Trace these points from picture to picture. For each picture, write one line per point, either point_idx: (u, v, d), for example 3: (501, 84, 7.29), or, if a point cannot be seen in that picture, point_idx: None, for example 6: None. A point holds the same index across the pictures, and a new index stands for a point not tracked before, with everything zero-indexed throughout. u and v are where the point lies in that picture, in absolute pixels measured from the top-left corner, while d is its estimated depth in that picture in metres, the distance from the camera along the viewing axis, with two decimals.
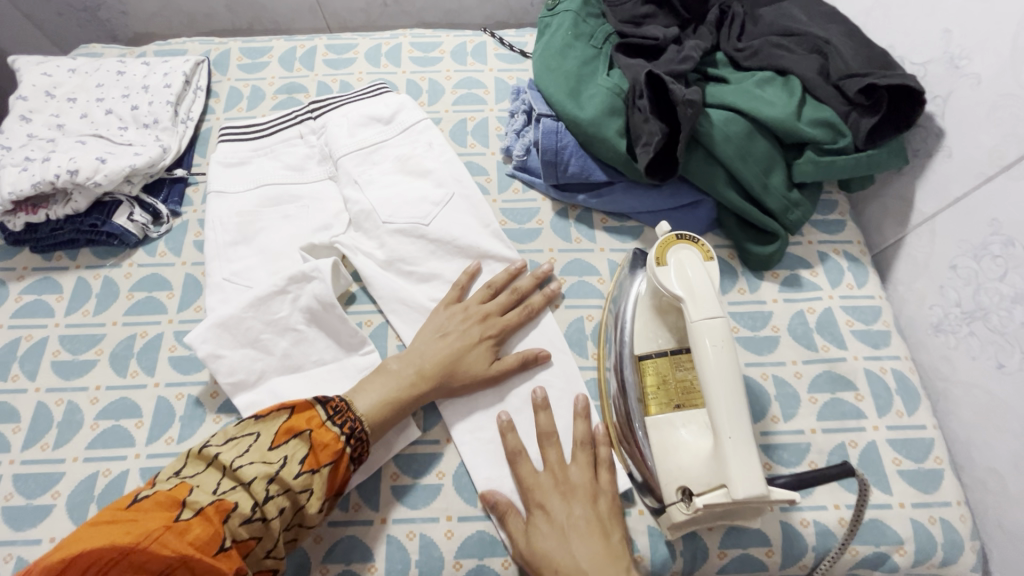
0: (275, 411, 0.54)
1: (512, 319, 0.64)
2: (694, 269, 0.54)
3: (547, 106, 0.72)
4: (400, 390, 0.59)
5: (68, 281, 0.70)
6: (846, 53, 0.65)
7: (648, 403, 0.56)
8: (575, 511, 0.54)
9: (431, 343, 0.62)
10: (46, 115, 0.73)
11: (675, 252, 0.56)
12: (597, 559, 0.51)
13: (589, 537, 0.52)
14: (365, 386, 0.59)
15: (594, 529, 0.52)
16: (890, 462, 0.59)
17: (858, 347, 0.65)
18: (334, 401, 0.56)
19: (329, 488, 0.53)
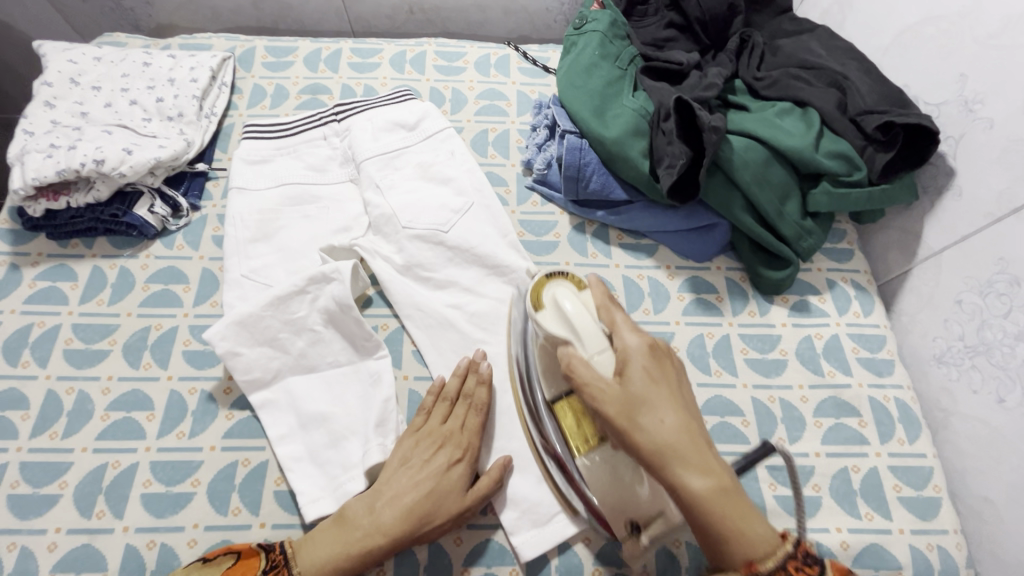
0: (222, 556, 0.52)
1: (473, 439, 0.59)
2: (572, 306, 0.52)
3: (571, 122, 0.74)
4: (362, 549, 0.52)
5: (83, 269, 0.70)
6: (863, 89, 0.67)
7: (572, 445, 0.56)
8: (660, 413, 0.45)
9: (400, 483, 0.55)
10: (70, 102, 0.72)
11: (548, 291, 0.55)
12: (720, 485, 0.43)
13: (705, 463, 0.44)
14: (316, 538, 0.53)
15: (697, 444, 0.45)
16: (890, 488, 0.61)
17: (862, 375, 0.67)
18: (276, 554, 0.53)
19: None
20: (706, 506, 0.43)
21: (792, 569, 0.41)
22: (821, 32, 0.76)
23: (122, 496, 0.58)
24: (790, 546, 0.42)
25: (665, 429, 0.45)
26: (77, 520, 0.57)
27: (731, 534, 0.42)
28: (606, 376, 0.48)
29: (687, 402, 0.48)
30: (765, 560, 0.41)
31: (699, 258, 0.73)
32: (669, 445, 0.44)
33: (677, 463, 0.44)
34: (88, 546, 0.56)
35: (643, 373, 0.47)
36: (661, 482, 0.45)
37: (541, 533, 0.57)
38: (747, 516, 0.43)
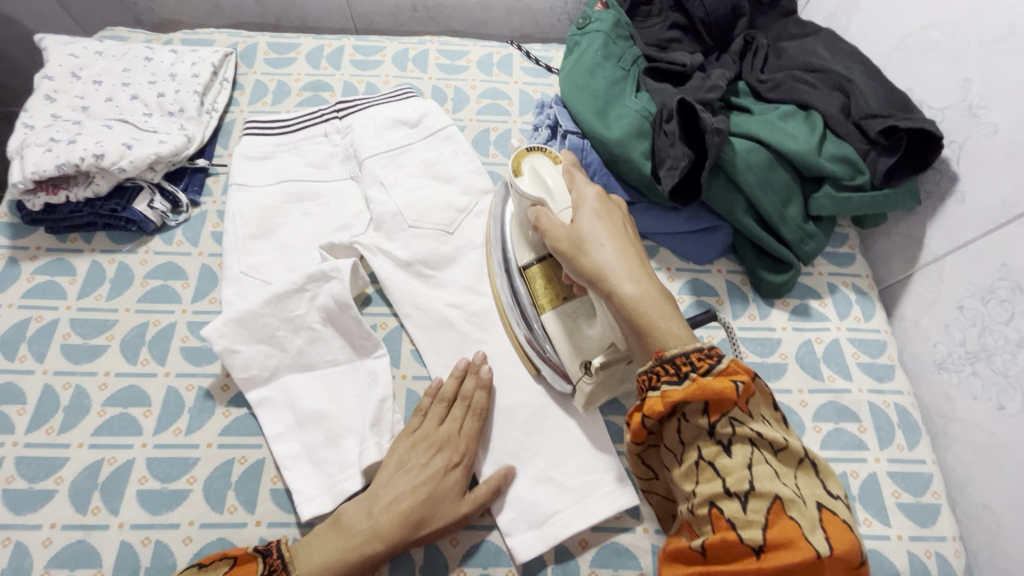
0: (218, 560, 0.50)
1: (470, 444, 0.59)
2: (549, 174, 0.58)
3: (573, 122, 0.73)
4: (359, 554, 0.51)
5: (82, 264, 0.70)
6: (867, 93, 0.67)
7: (539, 303, 0.62)
8: (601, 243, 0.52)
9: (397, 487, 0.55)
10: (71, 96, 0.72)
11: (528, 161, 0.60)
12: (648, 292, 0.49)
13: (637, 275, 0.50)
14: (316, 543, 0.52)
15: (632, 266, 0.50)
16: (889, 494, 0.61)
17: (862, 379, 0.67)
18: (276, 560, 0.51)
19: None
20: (636, 308, 0.48)
21: (693, 360, 0.44)
22: (825, 35, 0.76)
23: (118, 493, 0.58)
24: (698, 342, 0.46)
25: (608, 257, 0.51)
26: (72, 516, 0.56)
27: (650, 328, 0.47)
28: (562, 223, 0.55)
29: (629, 236, 0.53)
30: (670, 348, 0.46)
31: (698, 260, 0.73)
32: (608, 265, 0.50)
33: (613, 274, 0.50)
34: (83, 542, 0.55)
35: (591, 214, 0.54)
36: (601, 296, 0.51)
37: (538, 535, 0.57)
38: (667, 317, 0.48)
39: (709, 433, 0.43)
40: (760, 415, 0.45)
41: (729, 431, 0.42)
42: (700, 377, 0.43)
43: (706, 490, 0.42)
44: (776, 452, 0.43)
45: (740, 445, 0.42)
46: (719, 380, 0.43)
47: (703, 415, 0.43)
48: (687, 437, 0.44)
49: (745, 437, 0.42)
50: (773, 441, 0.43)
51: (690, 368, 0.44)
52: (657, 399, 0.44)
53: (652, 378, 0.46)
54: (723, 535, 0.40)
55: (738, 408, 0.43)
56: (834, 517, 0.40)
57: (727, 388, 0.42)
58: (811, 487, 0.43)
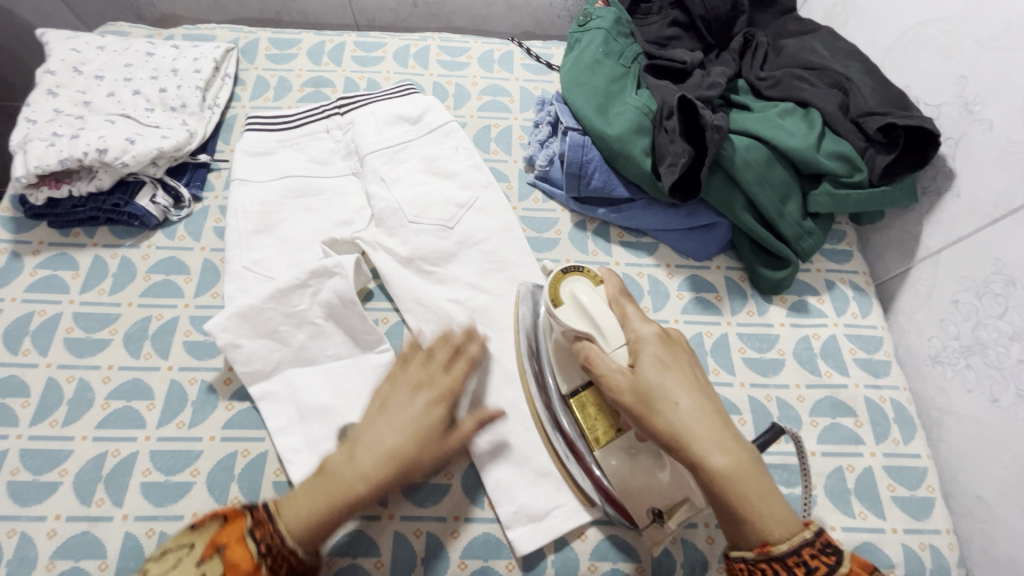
0: (207, 521, 0.48)
1: (456, 381, 0.57)
2: (594, 304, 0.54)
3: (574, 119, 0.74)
4: (345, 497, 0.50)
5: (85, 258, 0.70)
6: (865, 91, 0.68)
7: (594, 436, 0.56)
8: (674, 400, 0.48)
9: (379, 429, 0.53)
10: (73, 91, 0.72)
11: (567, 285, 0.56)
12: (741, 464, 0.46)
13: (724, 442, 0.47)
14: (298, 490, 0.51)
15: (718, 429, 0.47)
16: (884, 488, 0.62)
17: (859, 375, 0.67)
18: (262, 511, 0.49)
19: None
20: (728, 487, 0.45)
21: (809, 559, 0.43)
22: (824, 33, 0.76)
23: (122, 485, 0.58)
24: (811, 533, 0.44)
25: (688, 420, 0.47)
26: (77, 508, 0.57)
27: (744, 506, 0.45)
28: (620, 367, 0.51)
29: (697, 381, 0.51)
30: (780, 543, 0.44)
31: (698, 256, 0.73)
32: (687, 427, 0.47)
33: (699, 445, 0.46)
34: (87, 533, 0.56)
35: (656, 363, 0.50)
36: (682, 463, 0.48)
37: (538, 527, 0.58)
38: (766, 496, 0.45)
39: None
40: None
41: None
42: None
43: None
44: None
45: None
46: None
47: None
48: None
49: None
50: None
51: (795, 571, 0.43)
52: None
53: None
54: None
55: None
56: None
57: None
58: None
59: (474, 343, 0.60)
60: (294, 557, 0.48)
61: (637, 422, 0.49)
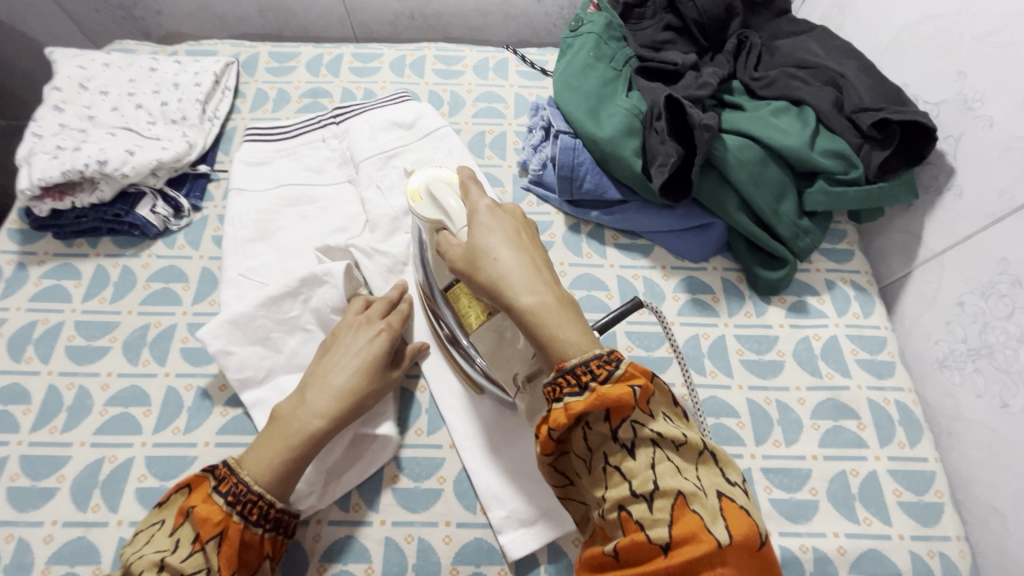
0: (174, 494, 0.52)
1: (394, 326, 0.63)
2: (448, 196, 0.53)
3: (566, 123, 0.74)
4: (302, 435, 0.55)
5: (87, 268, 0.72)
6: (861, 88, 0.67)
7: (468, 322, 0.58)
8: (495, 254, 0.47)
9: (328, 370, 0.59)
10: (78, 107, 0.75)
11: (424, 184, 0.56)
12: (546, 302, 0.45)
13: (535, 283, 0.46)
14: (256, 443, 0.55)
15: (529, 273, 0.46)
16: (890, 493, 0.60)
17: (862, 377, 0.66)
18: (221, 468, 0.53)
19: (230, 560, 0.48)
20: (537, 319, 0.44)
21: (593, 367, 0.42)
22: (820, 32, 0.75)
23: (117, 491, 0.59)
24: (599, 350, 0.43)
25: (507, 265, 0.46)
26: (73, 513, 0.58)
27: (546, 324, 0.44)
28: (460, 241, 0.50)
29: (530, 246, 0.49)
30: (569, 358, 0.43)
31: (692, 257, 0.72)
32: (505, 276, 0.46)
33: (512, 280, 0.46)
34: (82, 539, 0.56)
35: (484, 228, 0.49)
36: (502, 308, 0.47)
37: (530, 533, 0.57)
38: (565, 326, 0.44)
39: (613, 436, 0.41)
40: (661, 412, 0.43)
41: (630, 435, 0.40)
42: (600, 385, 0.41)
43: (615, 495, 0.39)
44: (677, 448, 0.41)
45: (643, 447, 0.40)
46: (618, 387, 0.40)
47: (605, 421, 0.41)
48: (593, 442, 0.42)
49: (647, 438, 0.40)
50: (674, 439, 0.40)
51: (582, 378, 0.41)
52: (560, 411, 0.42)
53: (555, 390, 0.42)
54: (634, 539, 0.38)
55: (639, 409, 0.41)
56: (735, 505, 0.39)
57: (625, 395, 0.40)
58: (714, 479, 0.41)
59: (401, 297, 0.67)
60: (264, 501, 0.51)
61: (469, 283, 0.49)
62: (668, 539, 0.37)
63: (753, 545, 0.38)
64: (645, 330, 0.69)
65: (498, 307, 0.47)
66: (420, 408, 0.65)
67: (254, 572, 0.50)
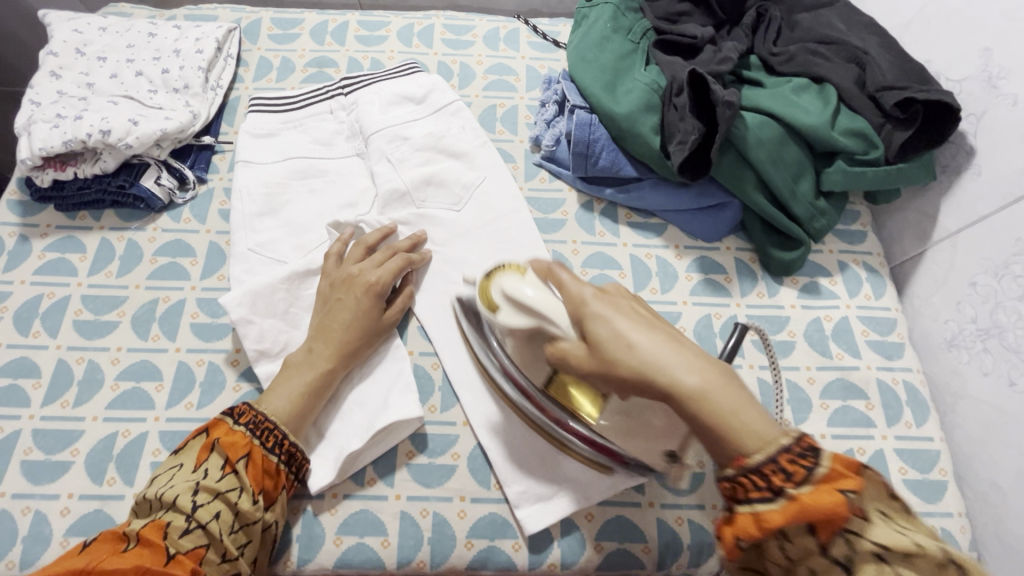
0: (192, 439, 0.55)
1: (392, 275, 0.64)
2: (523, 288, 0.51)
3: (581, 97, 0.72)
4: (316, 374, 0.59)
5: (92, 241, 0.70)
6: (883, 65, 0.66)
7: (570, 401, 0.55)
8: (629, 339, 0.42)
9: (334, 319, 0.61)
10: (76, 73, 0.72)
11: (496, 287, 0.54)
12: (709, 377, 0.40)
13: (690, 360, 0.41)
14: (276, 386, 0.58)
15: (677, 351, 0.42)
16: (896, 471, 0.61)
17: (871, 357, 0.66)
18: (239, 406, 0.56)
19: (257, 479, 0.53)
20: (727, 410, 0.39)
21: (787, 466, 0.38)
22: (840, 6, 0.73)
23: (132, 464, 0.59)
24: (788, 440, 0.39)
25: (648, 359, 0.41)
26: (90, 486, 0.58)
27: (719, 416, 0.39)
28: (574, 343, 0.46)
29: (653, 322, 0.44)
30: (753, 454, 0.39)
31: (707, 237, 0.72)
32: (651, 363, 0.41)
33: (670, 386, 0.40)
34: (100, 511, 0.57)
35: (602, 308, 0.44)
36: (655, 397, 0.42)
37: (545, 508, 0.58)
38: (741, 409, 0.39)
39: (820, 550, 0.37)
40: (879, 512, 0.38)
41: (844, 549, 0.36)
42: (799, 491, 0.38)
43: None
44: (910, 560, 0.35)
45: (865, 563, 0.36)
46: (823, 493, 0.37)
47: (810, 534, 0.37)
48: (793, 554, 0.38)
49: (868, 551, 0.36)
50: (904, 552, 0.36)
51: (773, 480, 0.38)
52: (749, 518, 0.39)
53: (739, 491, 0.40)
54: None
55: (853, 518, 0.37)
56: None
57: (835, 503, 0.37)
58: None
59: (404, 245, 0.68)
60: (278, 431, 0.56)
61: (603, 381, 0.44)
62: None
63: None
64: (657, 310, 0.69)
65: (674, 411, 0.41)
66: (433, 386, 0.65)
67: (277, 500, 0.54)
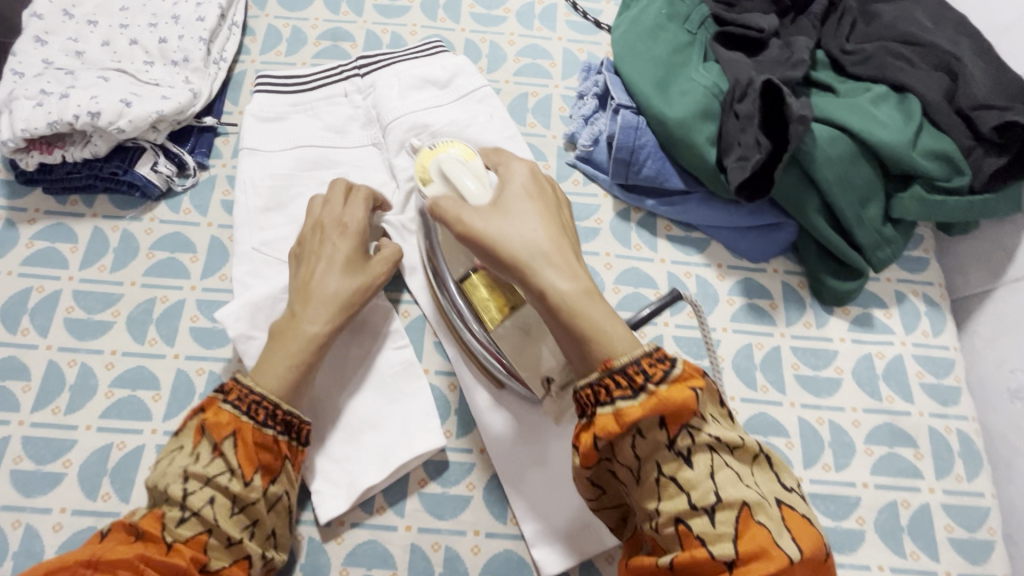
0: (186, 419, 0.49)
1: (358, 253, 0.57)
2: (462, 171, 0.50)
3: (626, 95, 0.64)
4: (307, 339, 0.53)
5: (84, 230, 0.64)
6: (978, 78, 0.58)
7: (486, 317, 0.55)
8: (533, 229, 0.44)
9: (309, 295, 0.55)
10: (64, 39, 0.65)
11: (439, 161, 0.53)
12: (585, 288, 0.43)
13: (571, 269, 0.43)
14: (267, 359, 0.52)
15: (565, 255, 0.44)
16: (942, 528, 0.57)
17: (924, 402, 0.61)
18: (228, 383, 0.49)
19: (249, 457, 0.48)
20: (565, 308, 0.42)
21: (647, 367, 0.40)
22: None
23: (128, 480, 0.56)
24: (649, 349, 0.41)
25: (533, 237, 0.44)
26: (83, 501, 0.55)
27: (594, 339, 0.41)
28: (478, 211, 0.46)
29: (561, 222, 0.47)
30: (621, 356, 0.41)
31: (753, 258, 0.65)
32: (534, 244, 0.43)
33: (537, 261, 0.43)
34: (94, 529, 0.54)
35: (520, 192, 0.47)
36: (526, 289, 0.44)
37: (565, 548, 0.55)
38: (605, 317, 0.42)
39: (668, 445, 0.39)
40: (713, 411, 0.42)
41: (688, 442, 0.39)
42: (658, 388, 0.39)
43: (671, 509, 0.39)
44: (733, 452, 0.41)
45: (701, 454, 0.39)
46: (678, 390, 0.39)
47: (661, 428, 0.39)
48: (643, 451, 0.40)
49: (705, 444, 0.40)
50: (732, 442, 0.40)
51: (634, 381, 0.39)
52: (610, 418, 0.40)
53: (602, 393, 0.40)
54: (692, 554, 0.38)
55: (696, 415, 0.40)
56: (796, 513, 0.40)
57: (687, 398, 0.39)
58: (772, 485, 0.41)
59: (346, 218, 0.58)
60: (270, 402, 0.49)
61: (469, 227, 0.45)
62: (731, 557, 0.37)
63: (819, 558, 0.38)
64: (693, 335, 0.63)
65: (512, 279, 0.45)
66: (449, 409, 0.60)
67: (280, 471, 0.50)
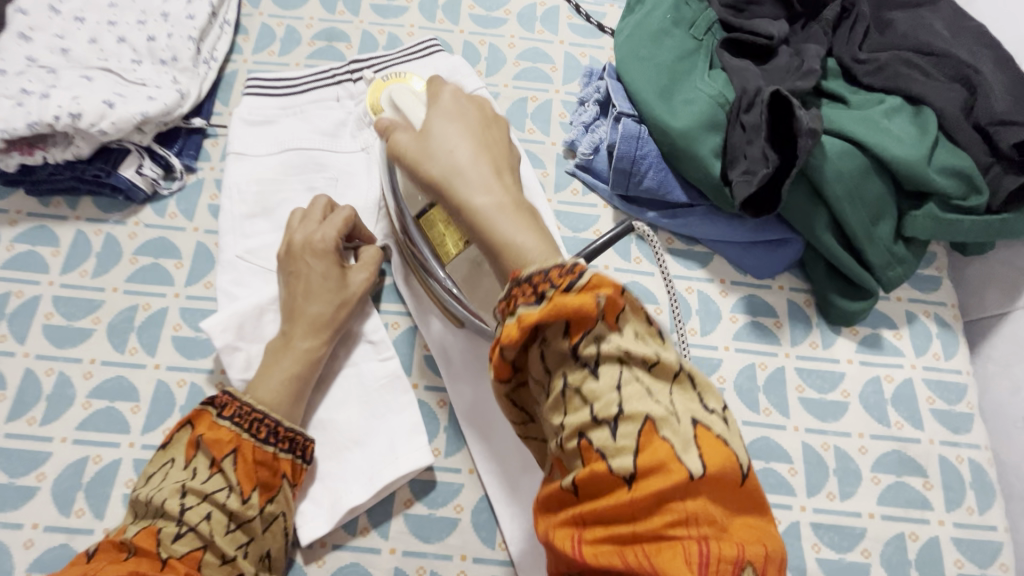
0: (177, 432, 0.49)
1: (333, 269, 0.56)
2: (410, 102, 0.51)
3: (628, 102, 0.62)
4: (297, 360, 0.53)
5: (66, 233, 0.62)
6: (998, 91, 0.55)
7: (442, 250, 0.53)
8: (452, 147, 0.42)
9: (294, 316, 0.54)
10: (49, 35, 0.63)
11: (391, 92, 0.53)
12: (503, 203, 0.40)
13: (490, 182, 0.41)
14: (263, 372, 0.52)
15: (487, 170, 0.42)
16: (951, 563, 0.54)
17: (935, 430, 0.58)
18: (221, 397, 0.50)
19: (248, 474, 0.47)
20: (484, 220, 0.40)
21: (555, 277, 0.35)
22: (944, 8, 0.61)
23: (103, 495, 0.54)
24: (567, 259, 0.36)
25: (456, 159, 0.42)
26: (56, 517, 0.53)
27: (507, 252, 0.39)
28: (407, 136, 0.45)
29: (491, 139, 0.44)
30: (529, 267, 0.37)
31: (758, 274, 0.63)
32: (457, 166, 0.42)
33: (460, 181, 0.41)
34: (66, 546, 0.52)
35: (443, 114, 0.45)
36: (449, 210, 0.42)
37: None
38: (523, 229, 0.39)
39: (572, 354, 0.34)
40: (636, 325, 0.35)
41: (593, 352, 0.33)
42: (560, 295, 0.34)
43: (574, 422, 0.33)
44: (650, 368, 0.34)
45: (608, 365, 0.33)
46: (581, 296, 0.33)
47: (564, 336, 0.34)
48: (550, 362, 0.35)
49: (613, 355, 0.33)
50: (646, 356, 0.33)
51: (539, 287, 0.35)
52: (512, 326, 0.35)
53: (510, 303, 0.36)
54: (591, 470, 0.32)
55: (604, 322, 0.34)
56: (715, 435, 0.33)
57: (586, 302, 0.33)
58: (690, 404, 0.34)
59: (316, 237, 0.56)
60: (270, 419, 0.50)
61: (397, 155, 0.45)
62: (631, 472, 0.31)
63: (731, 479, 0.32)
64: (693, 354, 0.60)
65: (435, 201, 0.43)
66: (438, 427, 0.58)
67: (278, 490, 0.49)
